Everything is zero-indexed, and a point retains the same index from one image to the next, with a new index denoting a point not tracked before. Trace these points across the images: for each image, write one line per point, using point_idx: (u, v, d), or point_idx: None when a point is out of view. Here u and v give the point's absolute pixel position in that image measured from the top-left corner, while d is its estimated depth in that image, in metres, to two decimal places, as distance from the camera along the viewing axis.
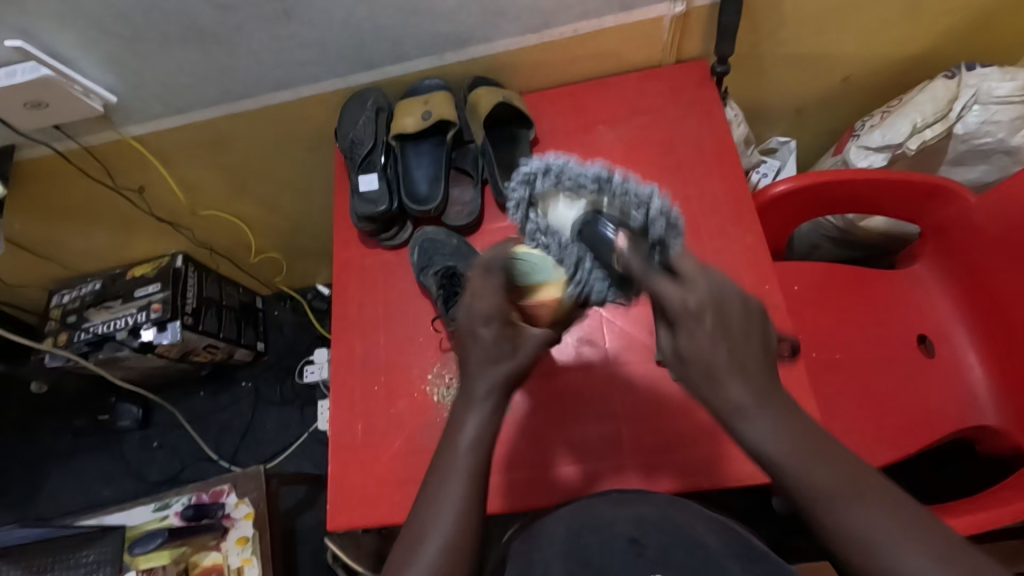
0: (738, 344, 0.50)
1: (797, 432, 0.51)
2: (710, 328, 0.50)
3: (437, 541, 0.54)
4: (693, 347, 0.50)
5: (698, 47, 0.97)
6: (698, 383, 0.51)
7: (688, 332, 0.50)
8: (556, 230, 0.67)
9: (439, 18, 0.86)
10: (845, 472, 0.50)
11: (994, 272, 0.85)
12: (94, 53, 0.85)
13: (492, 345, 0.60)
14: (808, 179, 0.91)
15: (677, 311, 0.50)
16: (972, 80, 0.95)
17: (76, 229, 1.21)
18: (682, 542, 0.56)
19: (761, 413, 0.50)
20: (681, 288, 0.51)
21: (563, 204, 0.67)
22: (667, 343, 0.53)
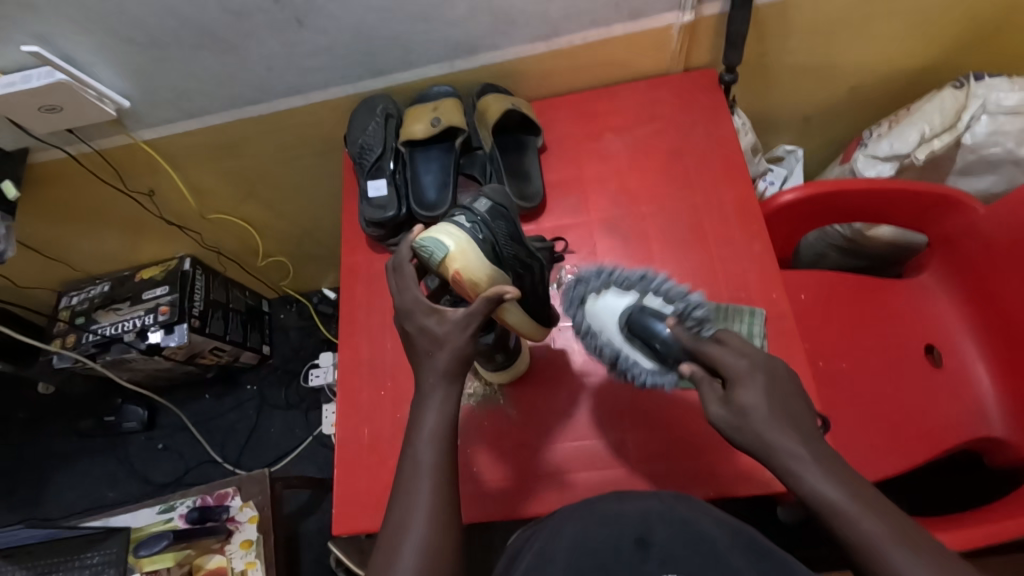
0: (788, 402, 0.55)
1: (821, 459, 0.53)
2: (764, 386, 0.55)
3: (433, 540, 0.55)
4: (750, 399, 0.55)
5: (706, 56, 0.98)
6: (750, 439, 0.54)
7: (744, 386, 0.55)
8: (596, 324, 0.71)
9: (449, 26, 0.87)
10: (865, 494, 0.52)
11: (1003, 283, 0.85)
12: (108, 59, 0.86)
13: (425, 339, 0.62)
14: (815, 187, 0.92)
15: (728, 368, 0.57)
16: (981, 90, 0.95)
17: (86, 232, 1.22)
18: (687, 537, 0.56)
19: (791, 449, 0.53)
20: (733, 350, 0.58)
21: (609, 297, 0.70)
22: (719, 402, 0.56)
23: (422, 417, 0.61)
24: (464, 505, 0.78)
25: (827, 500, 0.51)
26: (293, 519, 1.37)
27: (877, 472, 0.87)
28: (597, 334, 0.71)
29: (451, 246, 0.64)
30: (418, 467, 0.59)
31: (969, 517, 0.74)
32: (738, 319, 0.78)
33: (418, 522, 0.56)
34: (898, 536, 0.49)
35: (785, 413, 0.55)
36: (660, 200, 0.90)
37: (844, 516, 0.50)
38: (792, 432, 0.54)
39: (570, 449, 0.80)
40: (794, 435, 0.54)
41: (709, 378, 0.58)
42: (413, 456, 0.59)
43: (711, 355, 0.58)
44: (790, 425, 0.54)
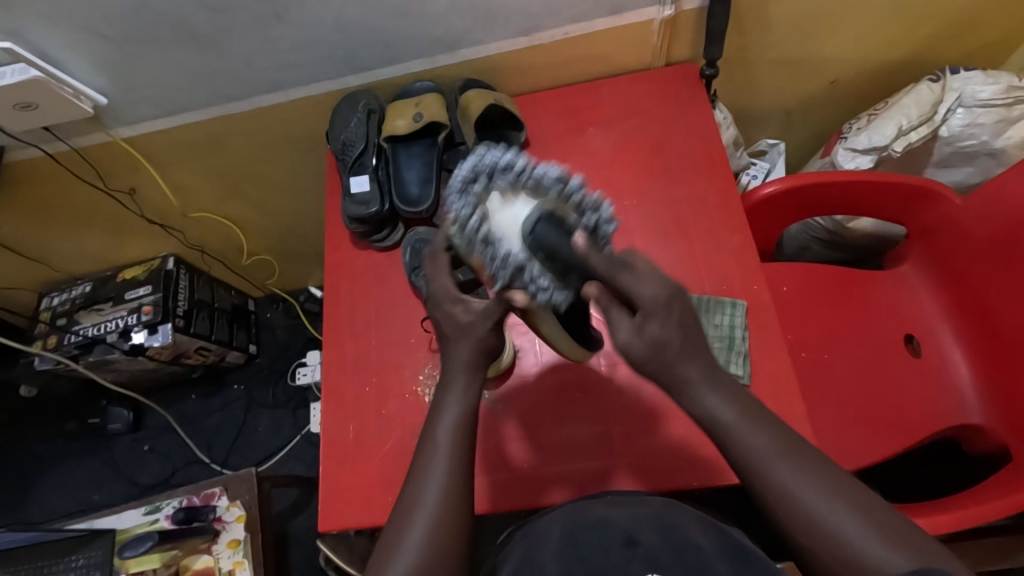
0: (694, 339, 0.55)
1: (705, 376, 0.56)
2: (676, 321, 0.54)
3: (418, 538, 0.56)
4: (661, 332, 0.54)
5: (687, 51, 0.98)
6: (648, 361, 0.55)
7: (653, 317, 0.54)
8: (496, 221, 0.60)
9: (430, 21, 0.87)
10: (720, 381, 0.56)
11: (979, 272, 0.87)
12: (84, 55, 0.85)
13: (448, 326, 0.64)
14: (794, 180, 0.93)
15: (640, 297, 0.54)
16: (956, 84, 0.96)
17: (66, 231, 1.21)
18: (674, 542, 0.56)
19: (674, 365, 0.55)
20: (645, 281, 0.54)
21: (508, 210, 0.60)
22: (626, 333, 0.55)
23: (445, 400, 0.62)
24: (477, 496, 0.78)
25: (704, 406, 0.55)
26: (282, 519, 1.36)
27: (858, 460, 0.88)
28: (489, 239, 0.60)
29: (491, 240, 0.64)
30: (435, 452, 0.60)
31: (946, 502, 0.76)
32: (721, 311, 0.81)
33: (424, 507, 0.57)
34: (786, 455, 0.53)
35: (684, 344, 0.55)
36: (642, 194, 0.91)
37: (727, 427, 0.55)
38: (674, 337, 0.54)
39: (553, 443, 0.80)
40: (687, 353, 0.55)
41: (616, 305, 0.56)
42: (431, 441, 0.61)
43: (622, 284, 0.54)
44: (686, 349, 0.55)
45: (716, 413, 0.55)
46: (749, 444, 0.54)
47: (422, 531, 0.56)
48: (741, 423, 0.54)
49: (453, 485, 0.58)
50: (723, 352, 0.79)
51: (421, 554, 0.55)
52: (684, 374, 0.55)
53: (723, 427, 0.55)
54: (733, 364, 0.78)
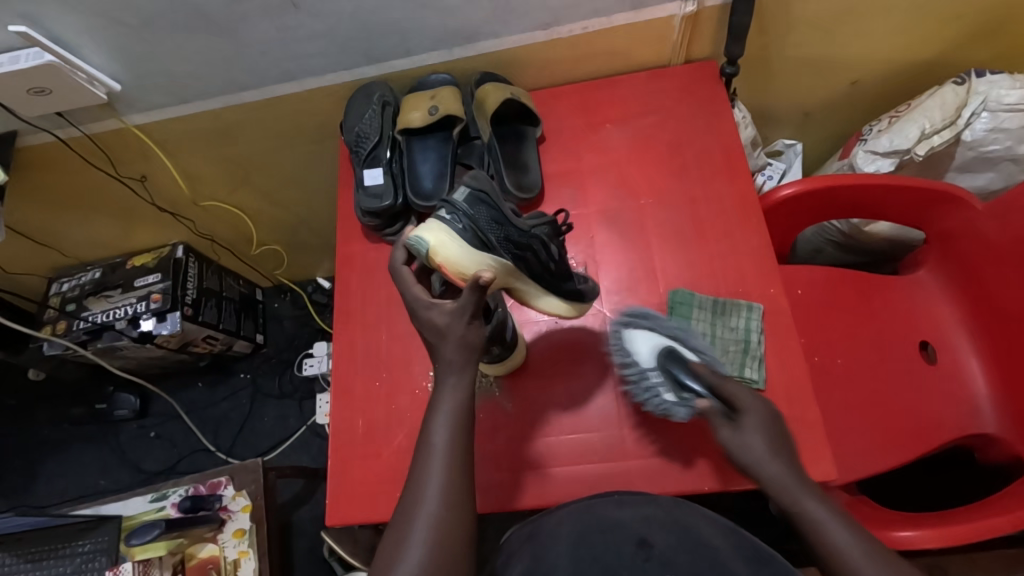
0: (784, 449, 0.64)
1: (800, 483, 0.62)
2: (766, 428, 0.64)
3: (423, 538, 0.55)
4: (750, 433, 0.64)
5: (708, 48, 0.97)
6: (747, 463, 0.63)
7: (749, 417, 0.65)
8: (637, 346, 0.77)
9: (448, 13, 0.85)
10: (811, 487, 0.61)
11: (1001, 282, 0.85)
12: (99, 41, 0.84)
13: (427, 330, 0.63)
14: (816, 183, 0.91)
15: (740, 404, 0.66)
16: (982, 87, 0.94)
17: (76, 217, 1.20)
18: (689, 543, 0.57)
19: (768, 466, 0.62)
20: (746, 393, 0.67)
21: (645, 337, 0.77)
22: (728, 434, 0.65)
23: (443, 399, 0.62)
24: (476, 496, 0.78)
25: (799, 506, 0.60)
26: (286, 510, 1.37)
27: (869, 466, 0.87)
28: (630, 358, 0.77)
29: (431, 238, 0.64)
30: (434, 451, 0.60)
31: (961, 512, 0.75)
32: (737, 315, 0.80)
33: (426, 506, 0.57)
34: (870, 553, 0.56)
35: (773, 449, 0.63)
36: (659, 193, 0.90)
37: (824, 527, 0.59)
38: (770, 445, 0.63)
39: (559, 445, 0.80)
40: (784, 460, 0.63)
41: (721, 412, 0.67)
42: (427, 441, 0.61)
43: (727, 391, 0.67)
44: (775, 449, 0.63)
45: (811, 512, 0.59)
46: (828, 533, 0.58)
47: (425, 531, 0.56)
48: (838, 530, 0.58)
49: (452, 485, 0.58)
50: (738, 356, 0.79)
51: (426, 555, 0.54)
52: (779, 476, 0.62)
53: (818, 522, 0.59)
54: (749, 368, 0.78)
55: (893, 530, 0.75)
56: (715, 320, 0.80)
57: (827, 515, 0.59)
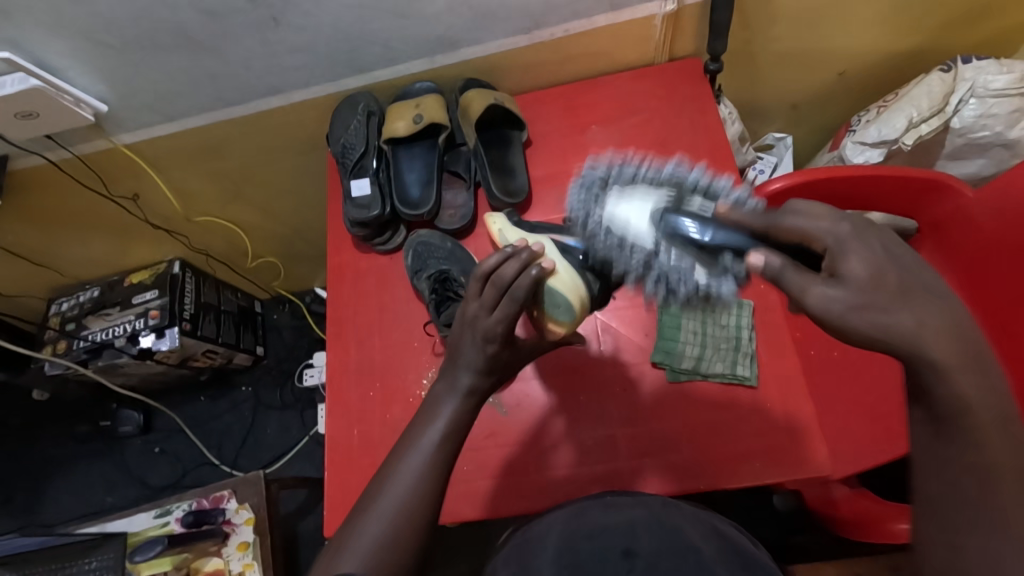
0: (909, 287, 0.42)
1: (955, 354, 0.41)
2: (869, 254, 0.43)
3: (374, 527, 0.52)
4: (855, 274, 0.43)
5: (691, 46, 0.97)
6: (862, 319, 0.42)
7: (850, 257, 0.43)
8: (620, 219, 0.56)
9: (429, 22, 0.85)
10: (966, 350, 0.41)
11: (994, 271, 0.84)
12: (83, 63, 0.85)
13: (484, 362, 0.57)
14: (802, 176, 0.90)
15: (834, 241, 0.44)
16: (969, 73, 0.94)
17: (72, 237, 1.21)
18: (674, 547, 0.58)
19: (901, 324, 0.41)
20: (814, 216, 0.46)
21: (625, 202, 0.57)
22: (814, 291, 0.43)
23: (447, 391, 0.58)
24: (474, 501, 0.78)
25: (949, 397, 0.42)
26: (291, 520, 1.37)
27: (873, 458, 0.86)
28: (624, 243, 0.56)
29: (575, 315, 0.63)
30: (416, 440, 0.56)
31: None
32: (728, 312, 0.82)
33: (386, 501, 0.53)
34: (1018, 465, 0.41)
35: (898, 284, 0.42)
36: None
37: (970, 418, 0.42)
38: (907, 297, 0.42)
39: (556, 448, 0.80)
40: (926, 311, 0.41)
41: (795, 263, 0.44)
42: (414, 432, 0.57)
43: (789, 227, 0.46)
44: (902, 298, 0.42)
45: (959, 392, 0.41)
46: (976, 455, 0.42)
47: (380, 524, 0.52)
48: (985, 443, 0.42)
49: (423, 484, 0.54)
50: (730, 353, 0.80)
51: (375, 551, 0.51)
52: (927, 346, 0.41)
53: (966, 409, 0.42)
54: (741, 365, 0.79)
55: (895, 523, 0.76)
56: (705, 319, 0.82)
57: (976, 396, 0.41)
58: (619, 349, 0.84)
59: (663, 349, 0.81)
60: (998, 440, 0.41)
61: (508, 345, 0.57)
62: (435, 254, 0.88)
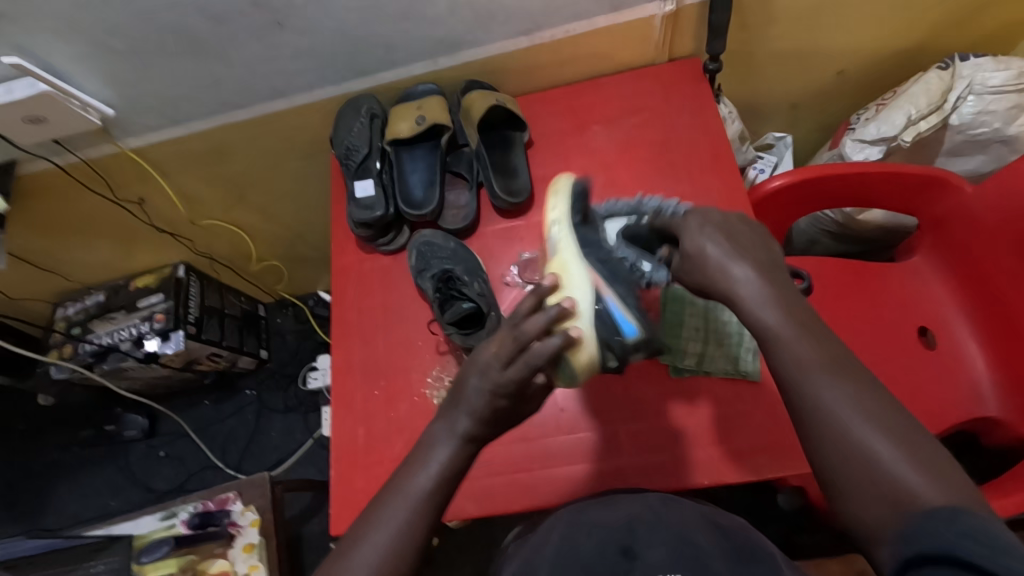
0: (743, 241, 0.56)
1: (785, 303, 0.52)
2: (712, 232, 0.57)
3: (388, 529, 0.53)
4: (695, 245, 0.57)
5: (689, 46, 0.98)
6: (704, 279, 0.56)
7: (698, 236, 0.58)
8: (607, 228, 0.80)
9: (431, 25, 0.87)
10: (768, 287, 0.53)
11: (996, 265, 0.84)
12: (90, 68, 0.86)
13: (481, 404, 0.56)
14: (802, 173, 0.91)
15: (685, 226, 0.60)
16: (966, 71, 0.95)
17: (79, 242, 1.22)
18: (668, 535, 0.59)
19: (723, 278, 0.55)
20: (692, 214, 0.61)
21: (611, 222, 0.80)
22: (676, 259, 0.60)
23: (464, 396, 0.58)
24: (477, 500, 0.78)
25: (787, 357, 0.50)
26: (295, 523, 1.37)
27: None
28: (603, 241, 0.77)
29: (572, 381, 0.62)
30: (429, 446, 0.58)
31: None
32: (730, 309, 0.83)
33: (394, 512, 0.54)
34: (836, 378, 0.48)
35: (737, 245, 0.56)
36: (648, 191, 0.90)
37: (782, 338, 0.51)
38: (744, 266, 0.54)
39: (562, 444, 0.80)
40: (751, 269, 0.54)
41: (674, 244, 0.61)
42: (429, 437, 0.58)
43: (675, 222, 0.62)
44: (742, 258, 0.55)
45: (762, 319, 0.52)
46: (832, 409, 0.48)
47: (386, 538, 0.53)
48: (814, 366, 0.49)
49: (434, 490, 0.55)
50: (733, 349, 0.81)
51: (383, 559, 0.52)
52: (766, 312, 0.52)
53: (814, 374, 0.49)
54: (744, 360, 0.80)
55: None
56: (708, 315, 0.83)
57: (776, 319, 0.52)
58: None
59: (666, 347, 0.82)
60: (807, 355, 0.50)
61: (517, 402, 0.57)
62: (439, 253, 0.89)
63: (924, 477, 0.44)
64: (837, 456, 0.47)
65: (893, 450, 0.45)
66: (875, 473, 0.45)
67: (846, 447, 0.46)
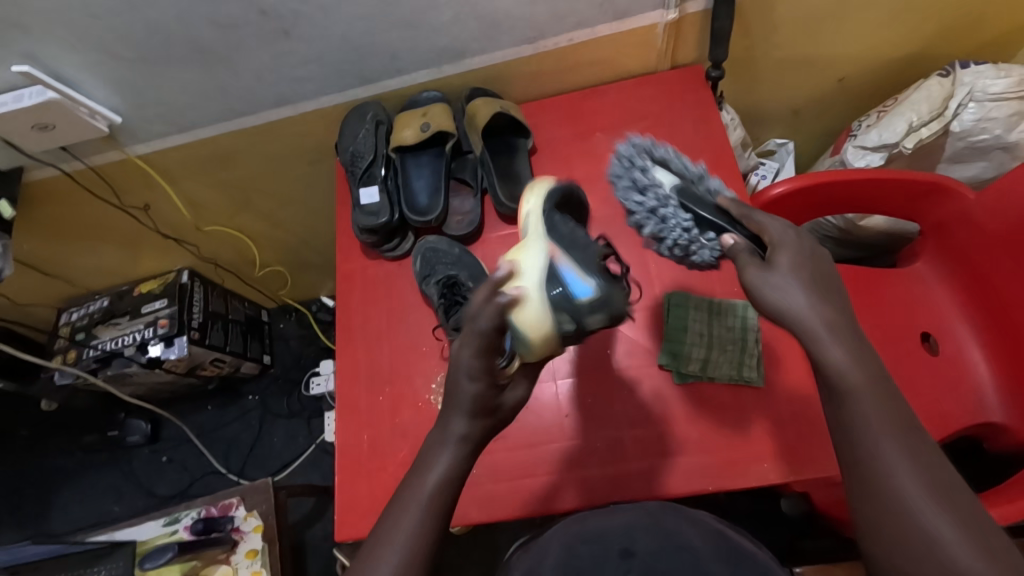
0: (816, 275, 0.55)
1: (860, 358, 0.53)
2: (799, 258, 0.56)
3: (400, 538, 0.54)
4: (784, 266, 0.55)
5: (692, 54, 0.98)
6: (775, 299, 0.55)
7: (786, 253, 0.56)
8: (655, 178, 0.73)
9: (436, 33, 0.87)
10: (844, 334, 0.54)
11: (998, 271, 0.85)
12: (98, 76, 0.87)
13: (471, 401, 0.57)
14: (804, 180, 0.92)
15: (776, 239, 0.57)
16: (967, 78, 0.95)
17: (84, 248, 1.23)
18: (670, 547, 0.61)
19: (798, 306, 0.54)
20: (774, 224, 0.59)
21: (659, 170, 0.74)
22: (748, 266, 0.57)
23: (460, 399, 0.58)
24: (481, 506, 0.79)
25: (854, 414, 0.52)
26: (298, 528, 1.37)
27: None
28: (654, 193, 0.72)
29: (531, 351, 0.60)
30: (433, 450, 0.58)
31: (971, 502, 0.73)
32: (733, 314, 0.83)
33: (404, 520, 0.55)
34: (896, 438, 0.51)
35: (815, 274, 0.55)
36: None
37: (849, 387, 0.52)
38: (823, 300, 0.54)
39: (567, 449, 0.81)
40: (826, 305, 0.54)
41: (749, 251, 0.59)
42: (432, 443, 0.59)
43: (755, 223, 0.60)
44: (814, 290, 0.54)
45: (837, 362, 0.53)
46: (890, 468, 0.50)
47: (397, 553, 0.53)
48: (879, 428, 0.51)
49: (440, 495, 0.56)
50: (736, 355, 0.81)
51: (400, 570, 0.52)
52: (841, 365, 0.53)
53: (877, 432, 0.51)
54: (747, 367, 0.80)
55: None
56: (711, 320, 0.83)
57: (851, 366, 0.52)
58: (626, 352, 0.84)
59: (669, 353, 0.82)
60: (874, 416, 0.52)
61: (494, 384, 0.58)
62: (443, 259, 0.89)
63: (971, 548, 0.47)
64: (883, 507, 0.50)
65: (947, 522, 0.48)
66: (924, 537, 0.48)
67: (893, 502, 0.49)
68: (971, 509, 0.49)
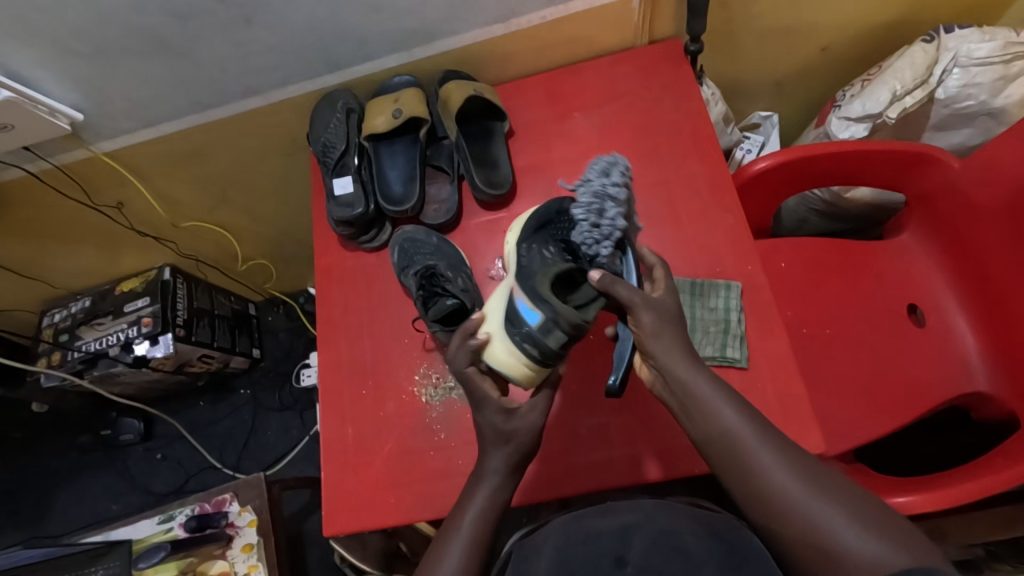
0: (669, 324, 0.63)
1: (712, 380, 0.61)
2: (652, 316, 0.62)
3: (456, 554, 0.60)
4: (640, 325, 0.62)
5: (670, 27, 0.96)
6: (647, 343, 0.62)
7: (643, 309, 0.62)
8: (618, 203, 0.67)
9: (404, 15, 0.84)
10: (699, 365, 0.62)
11: (983, 240, 0.84)
12: (56, 72, 0.84)
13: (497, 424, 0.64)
14: (788, 154, 0.90)
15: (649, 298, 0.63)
16: (951, 43, 0.93)
17: (60, 249, 1.21)
18: (661, 546, 0.59)
19: (657, 345, 0.62)
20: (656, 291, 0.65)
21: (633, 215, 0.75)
22: (624, 292, 0.62)
23: (487, 420, 0.65)
24: None
25: (725, 431, 0.59)
26: (295, 521, 1.38)
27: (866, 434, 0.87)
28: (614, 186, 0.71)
29: (517, 373, 0.67)
30: (479, 475, 0.64)
31: (956, 472, 0.73)
32: (716, 294, 0.80)
33: (459, 532, 0.61)
34: (768, 450, 0.58)
35: (673, 325, 0.63)
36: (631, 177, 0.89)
37: (705, 410, 0.60)
38: (668, 339, 0.62)
39: (553, 435, 0.80)
40: (666, 342, 0.62)
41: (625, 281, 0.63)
42: (483, 463, 0.65)
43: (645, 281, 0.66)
44: (662, 332, 0.62)
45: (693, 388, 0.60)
46: (774, 479, 0.56)
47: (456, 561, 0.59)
48: (743, 441, 0.58)
49: (491, 507, 0.62)
50: (719, 336, 0.78)
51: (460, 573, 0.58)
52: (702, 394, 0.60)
53: (733, 451, 0.58)
54: (730, 348, 0.78)
55: (889, 496, 0.73)
56: (694, 302, 0.80)
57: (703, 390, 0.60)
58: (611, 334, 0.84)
59: None
60: (733, 431, 0.59)
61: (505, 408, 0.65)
62: (421, 249, 0.87)
63: (864, 532, 0.52)
64: (777, 516, 0.56)
65: (836, 512, 0.54)
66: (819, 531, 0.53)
67: (795, 514, 0.55)
68: (853, 492, 0.56)
